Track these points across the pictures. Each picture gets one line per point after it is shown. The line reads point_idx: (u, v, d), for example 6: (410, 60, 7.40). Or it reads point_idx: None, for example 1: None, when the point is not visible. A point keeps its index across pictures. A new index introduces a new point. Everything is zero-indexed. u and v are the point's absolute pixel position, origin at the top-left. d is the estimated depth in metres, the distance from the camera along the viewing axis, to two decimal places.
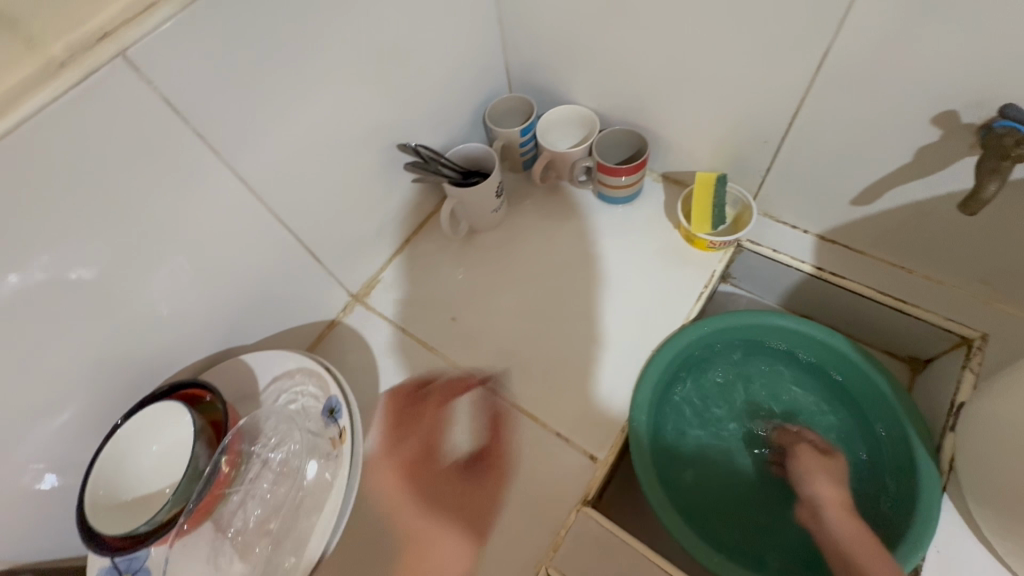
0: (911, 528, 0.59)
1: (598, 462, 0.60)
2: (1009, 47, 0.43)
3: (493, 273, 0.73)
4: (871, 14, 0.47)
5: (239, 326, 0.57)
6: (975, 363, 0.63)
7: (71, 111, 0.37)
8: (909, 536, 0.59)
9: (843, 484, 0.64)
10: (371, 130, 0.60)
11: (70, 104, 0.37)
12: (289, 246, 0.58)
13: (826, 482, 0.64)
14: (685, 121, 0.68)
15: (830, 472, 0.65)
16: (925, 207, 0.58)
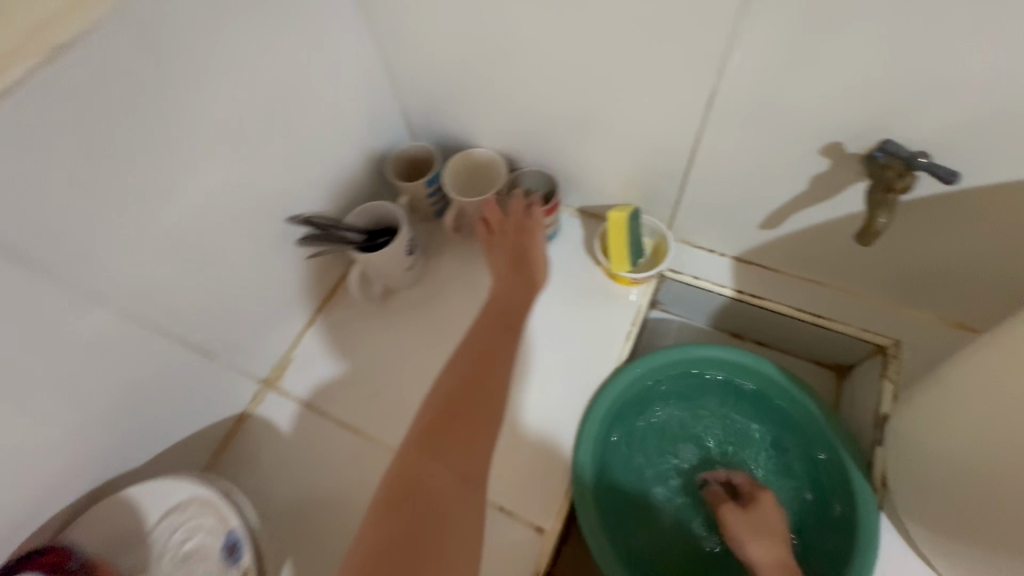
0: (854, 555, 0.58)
1: (545, 533, 0.61)
2: (892, 72, 0.45)
3: (417, 332, 0.76)
4: (752, 57, 0.49)
5: (136, 445, 0.57)
6: (892, 371, 0.66)
7: None
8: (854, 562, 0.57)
9: (779, 543, 0.57)
10: (265, 203, 0.61)
11: None
12: (177, 352, 0.57)
13: (758, 544, 0.57)
14: (596, 159, 0.71)
15: (758, 526, 0.58)
16: (828, 228, 0.62)
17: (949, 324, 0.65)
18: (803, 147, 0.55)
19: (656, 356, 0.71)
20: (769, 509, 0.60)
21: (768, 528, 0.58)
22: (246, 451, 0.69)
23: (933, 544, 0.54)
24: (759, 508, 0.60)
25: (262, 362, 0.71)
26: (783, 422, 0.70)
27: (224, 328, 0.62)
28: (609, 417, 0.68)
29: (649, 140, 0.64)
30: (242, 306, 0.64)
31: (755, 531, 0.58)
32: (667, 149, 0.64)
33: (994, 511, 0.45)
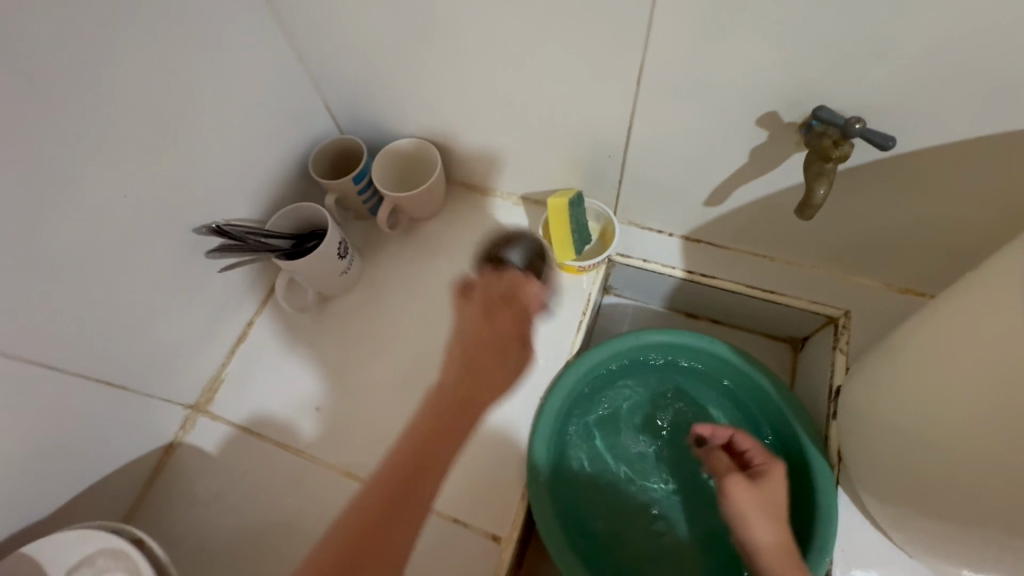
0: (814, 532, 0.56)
1: (502, 542, 0.58)
2: (816, 34, 0.43)
3: (358, 340, 0.71)
4: (673, 26, 0.46)
5: (38, 491, 0.52)
6: (844, 343, 0.64)
7: None
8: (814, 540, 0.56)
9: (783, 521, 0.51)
10: (165, 214, 0.55)
11: None
12: (73, 384, 0.52)
13: (762, 525, 0.50)
14: (532, 143, 0.67)
15: (764, 505, 0.51)
16: (771, 202, 0.60)
17: (895, 290, 0.65)
18: (738, 118, 0.52)
19: (607, 344, 0.68)
20: (773, 488, 0.53)
21: (774, 507, 0.51)
22: (177, 482, 0.63)
23: (889, 518, 0.53)
24: (768, 483, 0.53)
25: (188, 386, 0.65)
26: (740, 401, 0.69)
27: (130, 352, 0.57)
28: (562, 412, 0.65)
29: (582, 120, 0.60)
30: (153, 328, 0.58)
31: (761, 513, 0.51)
32: (599, 128, 0.60)
33: (948, 485, 0.45)
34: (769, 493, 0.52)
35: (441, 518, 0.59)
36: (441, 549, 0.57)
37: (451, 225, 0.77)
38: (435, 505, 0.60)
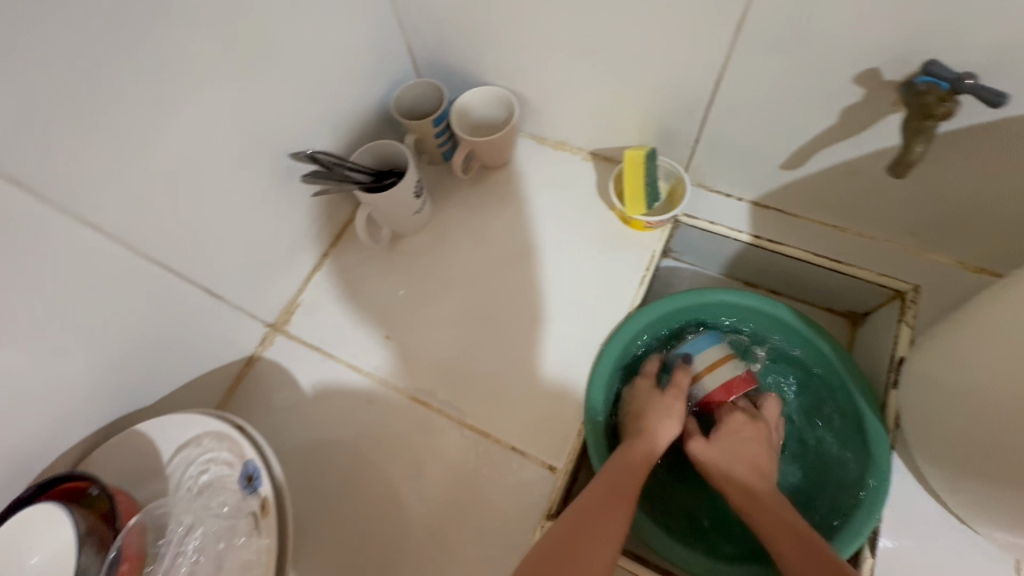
0: (866, 490, 0.58)
1: (557, 471, 0.62)
2: None
3: (426, 276, 0.74)
4: None
5: (141, 378, 0.57)
6: (910, 316, 0.64)
7: None
8: (866, 496, 0.58)
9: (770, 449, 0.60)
10: (260, 137, 0.59)
11: None
12: (176, 285, 0.57)
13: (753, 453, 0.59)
14: (610, 96, 0.68)
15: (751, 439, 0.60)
16: (855, 166, 0.59)
17: (970, 269, 0.64)
18: (833, 76, 0.52)
19: (674, 300, 0.70)
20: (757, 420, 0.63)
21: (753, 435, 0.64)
22: (256, 392, 0.69)
23: (938, 476, 0.54)
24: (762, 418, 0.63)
25: (269, 305, 0.70)
26: (792, 364, 0.71)
27: (225, 265, 0.61)
28: (622, 357, 0.68)
29: (666, 73, 0.61)
30: (246, 245, 0.63)
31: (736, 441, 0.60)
32: (680, 82, 0.61)
33: (1006, 443, 0.45)
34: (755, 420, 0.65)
35: (499, 445, 0.63)
36: (499, 472, 0.62)
37: (520, 176, 0.79)
38: (495, 434, 0.64)
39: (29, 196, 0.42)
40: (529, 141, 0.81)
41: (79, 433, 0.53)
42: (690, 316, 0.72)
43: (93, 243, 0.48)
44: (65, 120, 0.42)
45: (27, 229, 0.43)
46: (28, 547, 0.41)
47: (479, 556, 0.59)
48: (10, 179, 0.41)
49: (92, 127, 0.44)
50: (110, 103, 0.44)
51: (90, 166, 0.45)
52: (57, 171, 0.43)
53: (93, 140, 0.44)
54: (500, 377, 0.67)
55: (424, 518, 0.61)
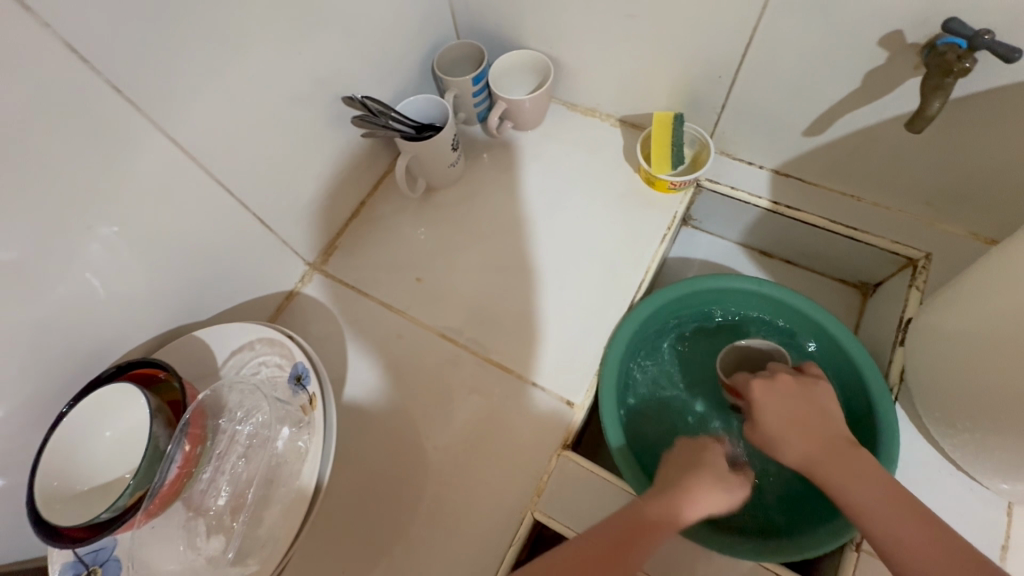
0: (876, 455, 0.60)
1: (575, 406, 0.65)
2: None
3: (456, 226, 0.78)
4: None
5: (194, 299, 0.62)
6: (921, 281, 0.67)
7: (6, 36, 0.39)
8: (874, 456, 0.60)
9: (798, 432, 0.54)
10: (313, 79, 0.63)
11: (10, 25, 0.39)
12: (234, 211, 0.62)
13: (786, 446, 0.54)
14: (642, 60, 0.71)
15: (771, 425, 0.56)
16: (874, 132, 0.62)
17: (979, 240, 0.66)
18: (859, 38, 0.55)
19: (691, 282, 0.72)
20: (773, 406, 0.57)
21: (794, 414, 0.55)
22: (295, 323, 0.73)
23: (939, 419, 0.57)
24: (762, 399, 0.58)
25: (311, 244, 0.75)
26: (803, 346, 0.74)
27: (275, 198, 0.66)
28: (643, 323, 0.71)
29: (697, 37, 0.64)
30: (293, 182, 0.67)
31: (772, 439, 0.55)
32: (709, 47, 0.64)
33: (1004, 381, 0.48)
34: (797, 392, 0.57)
35: (520, 380, 0.67)
36: (519, 405, 0.66)
37: (551, 138, 0.83)
38: (516, 369, 0.68)
39: (118, 100, 0.47)
40: (561, 107, 0.85)
41: (142, 337, 0.58)
42: (683, 305, 0.75)
43: (167, 157, 0.53)
44: (150, 36, 0.47)
45: (112, 134, 0.48)
46: (107, 421, 0.47)
47: (498, 483, 0.62)
48: (104, 83, 0.45)
49: (172, 47, 0.48)
50: (186, 25, 0.48)
51: (169, 81, 0.49)
52: (140, 82, 0.47)
53: (169, 59, 0.49)
54: (524, 320, 0.71)
55: (445, 445, 0.65)
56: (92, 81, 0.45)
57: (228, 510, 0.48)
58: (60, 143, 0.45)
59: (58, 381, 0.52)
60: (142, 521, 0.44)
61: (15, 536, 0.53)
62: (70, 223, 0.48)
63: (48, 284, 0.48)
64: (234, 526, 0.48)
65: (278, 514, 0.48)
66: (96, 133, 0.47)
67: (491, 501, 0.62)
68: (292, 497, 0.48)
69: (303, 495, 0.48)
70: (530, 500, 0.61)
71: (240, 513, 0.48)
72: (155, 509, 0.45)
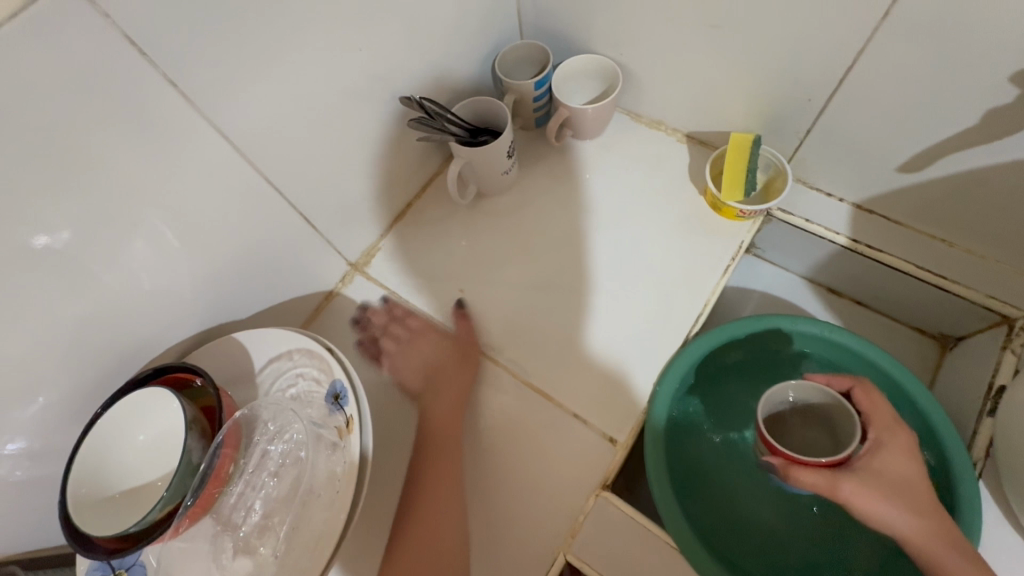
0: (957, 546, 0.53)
1: (617, 444, 0.61)
2: None
3: (503, 238, 0.75)
4: None
5: (237, 298, 0.60)
6: (1017, 344, 0.60)
7: (64, 26, 0.37)
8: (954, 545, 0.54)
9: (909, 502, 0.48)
10: (372, 75, 0.60)
11: (73, 15, 0.37)
12: (281, 209, 0.60)
13: (895, 511, 0.47)
14: (721, 76, 0.66)
15: (891, 487, 0.48)
16: (983, 176, 0.55)
17: None
18: (984, 70, 0.48)
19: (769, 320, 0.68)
20: (893, 459, 0.50)
21: (887, 483, 0.48)
22: (334, 324, 0.71)
23: None
24: (882, 464, 0.50)
25: (354, 245, 0.72)
26: None
27: (324, 197, 0.64)
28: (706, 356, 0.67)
29: (789, 56, 0.58)
30: (343, 181, 0.65)
31: (886, 492, 0.48)
32: (801, 67, 0.59)
33: None
34: (915, 446, 0.51)
35: (563, 411, 0.64)
36: (558, 435, 0.63)
37: (611, 149, 0.78)
38: (559, 399, 0.64)
39: (174, 96, 0.45)
40: (624, 117, 0.80)
41: (182, 334, 0.57)
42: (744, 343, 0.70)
43: (220, 154, 0.51)
44: (212, 26, 0.44)
45: (165, 127, 0.46)
46: (137, 427, 0.46)
47: (531, 522, 0.59)
48: (162, 78, 0.43)
49: (237, 42, 0.46)
50: (247, 17, 0.46)
51: (226, 75, 0.47)
52: (199, 77, 0.45)
53: (230, 54, 0.46)
54: (571, 344, 0.67)
55: (480, 471, 0.62)
56: (145, 71, 0.42)
57: (257, 530, 0.46)
58: (114, 137, 0.43)
59: (100, 375, 0.51)
60: (171, 535, 0.43)
61: (40, 526, 0.53)
62: (119, 218, 0.46)
63: (95, 277, 0.47)
64: (261, 551, 0.46)
65: (306, 547, 0.45)
66: (149, 128, 0.45)
67: (523, 538, 0.58)
68: (320, 527, 0.46)
69: (331, 529, 0.45)
70: (564, 541, 0.58)
71: (268, 537, 0.46)
72: (185, 524, 0.44)
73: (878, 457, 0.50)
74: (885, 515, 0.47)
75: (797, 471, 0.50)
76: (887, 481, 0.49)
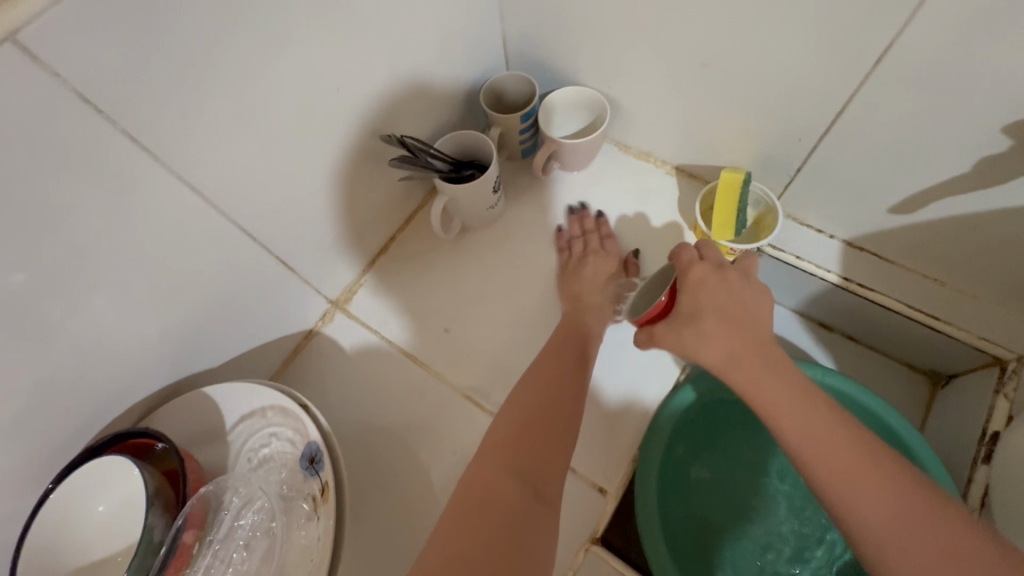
0: None
1: (607, 495, 0.59)
2: None
3: (489, 273, 0.73)
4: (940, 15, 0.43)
5: (209, 345, 0.57)
6: (1010, 389, 0.60)
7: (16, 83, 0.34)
8: None
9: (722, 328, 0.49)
10: (353, 113, 0.58)
11: (25, 72, 0.35)
12: (256, 252, 0.57)
13: (716, 347, 0.49)
14: (710, 112, 0.64)
15: (683, 322, 0.51)
16: (975, 221, 0.55)
17: None
18: (977, 118, 0.47)
19: None
20: (712, 297, 0.51)
21: (697, 320, 0.51)
22: (313, 366, 0.68)
23: None
24: (685, 303, 0.52)
25: (335, 282, 0.70)
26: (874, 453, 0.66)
27: (302, 237, 0.61)
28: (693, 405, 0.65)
29: (780, 96, 0.57)
30: (321, 220, 0.62)
31: (681, 332, 0.51)
32: (792, 108, 0.58)
33: None
34: (737, 283, 0.52)
35: None
36: None
37: (598, 180, 0.77)
38: None
39: (139, 148, 0.42)
40: (613, 147, 0.78)
41: (149, 388, 0.54)
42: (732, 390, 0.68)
43: (189, 202, 0.48)
44: (181, 74, 0.42)
45: (129, 180, 0.43)
46: (95, 496, 0.43)
47: None
48: (124, 131, 0.41)
49: (210, 91, 0.44)
50: (219, 64, 0.44)
51: (195, 123, 0.44)
52: (166, 127, 0.43)
53: (200, 100, 0.44)
54: None
55: None
56: (106, 126, 0.40)
57: None
58: (73, 194, 0.40)
59: (59, 439, 0.48)
60: None
61: None
62: (77, 279, 0.43)
63: (53, 339, 0.44)
64: None
65: None
66: (111, 181, 0.42)
67: None
68: None
69: None
70: None
71: None
72: None
73: (684, 296, 0.52)
74: (698, 349, 0.50)
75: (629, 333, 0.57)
76: (691, 320, 0.51)
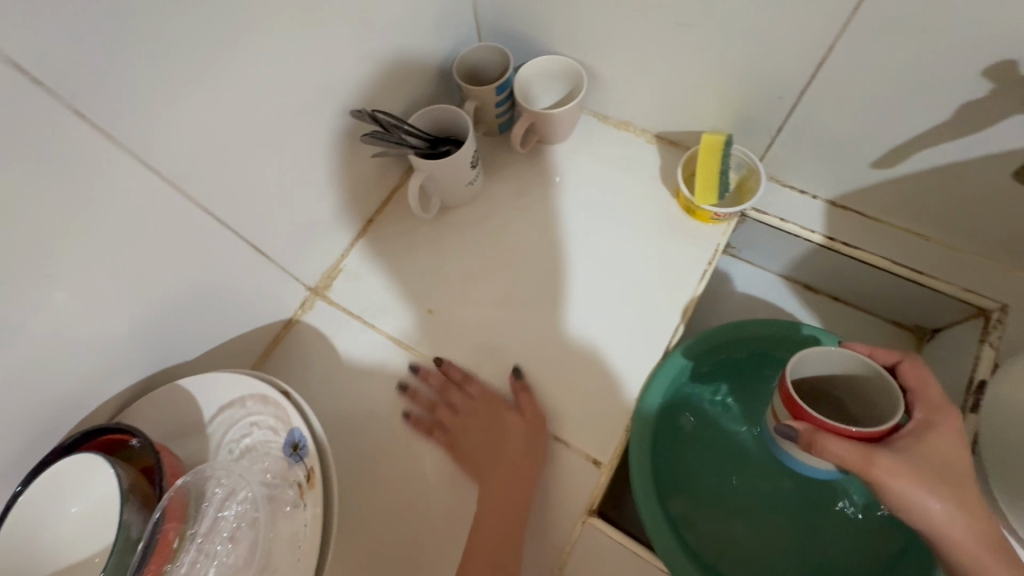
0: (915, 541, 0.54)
1: (602, 466, 0.58)
2: None
3: (472, 251, 0.71)
4: None
5: (182, 339, 0.55)
6: (994, 337, 0.60)
7: None
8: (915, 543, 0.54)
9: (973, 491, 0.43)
10: (321, 89, 0.55)
11: None
12: (227, 239, 0.54)
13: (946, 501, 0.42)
14: (690, 75, 0.63)
15: (935, 469, 0.43)
16: (959, 170, 0.54)
17: None
18: (961, 64, 0.47)
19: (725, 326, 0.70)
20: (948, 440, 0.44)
21: (936, 464, 0.43)
22: (295, 355, 0.66)
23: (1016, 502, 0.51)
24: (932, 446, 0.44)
25: (312, 268, 0.67)
26: None
27: (275, 221, 0.59)
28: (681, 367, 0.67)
29: (760, 53, 0.56)
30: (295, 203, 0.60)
31: (928, 476, 0.42)
32: (773, 66, 0.56)
33: None
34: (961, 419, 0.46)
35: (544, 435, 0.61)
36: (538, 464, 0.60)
37: (579, 152, 0.75)
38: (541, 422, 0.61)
39: (89, 128, 0.39)
40: (592, 118, 0.77)
41: (119, 384, 0.52)
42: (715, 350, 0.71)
43: (151, 187, 0.45)
44: (134, 46, 0.39)
45: (82, 163, 0.40)
46: (68, 498, 0.41)
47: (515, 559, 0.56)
48: (70, 108, 0.38)
49: (166, 65, 0.41)
50: (175, 34, 0.41)
51: (151, 100, 0.42)
52: (119, 104, 0.40)
53: (157, 75, 0.41)
54: (551, 362, 0.64)
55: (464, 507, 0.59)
56: (50, 104, 0.37)
57: None
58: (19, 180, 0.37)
59: (25, 442, 0.45)
60: None
61: None
62: (30, 272, 0.40)
63: (9, 337, 0.41)
64: None
65: None
66: (62, 165, 0.39)
67: None
68: None
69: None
70: None
71: None
72: None
73: (928, 436, 0.44)
74: (924, 500, 0.42)
75: (825, 438, 0.44)
76: (934, 463, 0.43)
